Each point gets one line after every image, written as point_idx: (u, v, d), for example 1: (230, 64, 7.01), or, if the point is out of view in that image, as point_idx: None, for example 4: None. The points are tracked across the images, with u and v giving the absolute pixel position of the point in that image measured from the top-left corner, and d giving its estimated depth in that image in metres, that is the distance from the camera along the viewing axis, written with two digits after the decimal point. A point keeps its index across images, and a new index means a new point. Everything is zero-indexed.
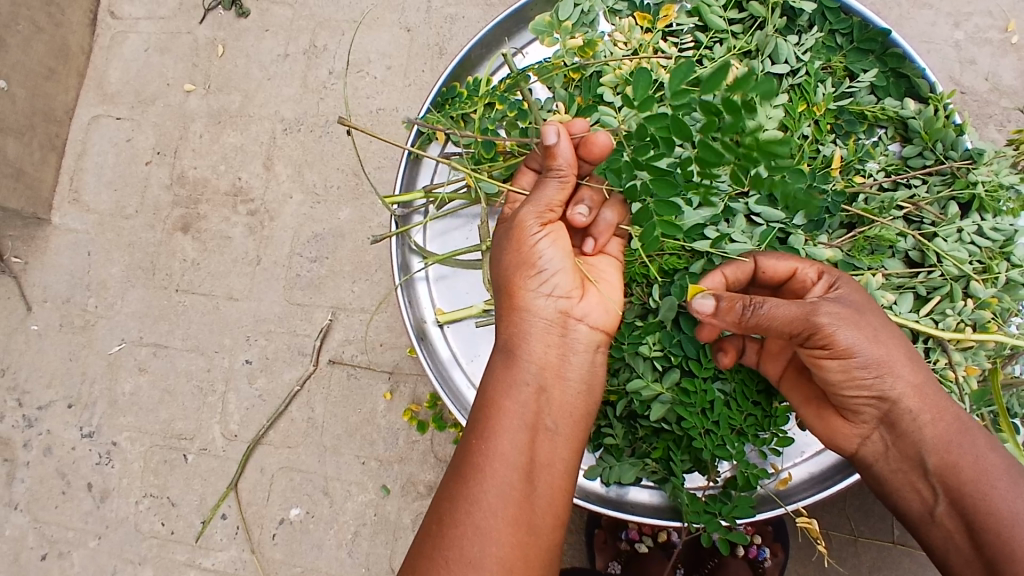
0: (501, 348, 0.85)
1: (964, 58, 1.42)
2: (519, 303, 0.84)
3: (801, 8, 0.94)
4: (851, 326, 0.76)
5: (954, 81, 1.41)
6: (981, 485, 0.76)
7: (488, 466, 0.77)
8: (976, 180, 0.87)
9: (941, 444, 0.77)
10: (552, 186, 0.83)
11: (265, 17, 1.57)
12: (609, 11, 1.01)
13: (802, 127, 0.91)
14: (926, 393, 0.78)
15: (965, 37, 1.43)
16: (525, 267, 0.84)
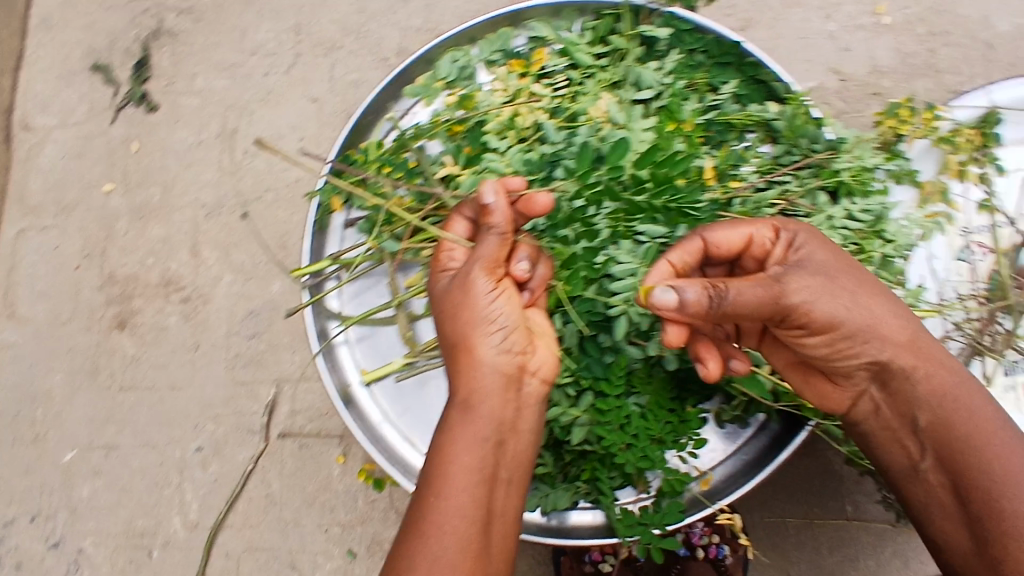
0: (456, 397, 0.85)
1: (839, 46, 1.44)
2: (474, 358, 0.84)
3: (656, 36, 0.99)
4: (830, 297, 0.77)
5: (836, 72, 1.43)
6: (976, 439, 0.75)
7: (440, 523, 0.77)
8: (839, 167, 0.93)
9: (932, 401, 0.78)
10: (493, 241, 0.84)
11: (175, 109, 1.61)
12: (485, 62, 1.06)
13: (675, 144, 0.96)
14: (913, 351, 0.79)
15: (838, 28, 1.44)
16: (477, 322, 0.84)
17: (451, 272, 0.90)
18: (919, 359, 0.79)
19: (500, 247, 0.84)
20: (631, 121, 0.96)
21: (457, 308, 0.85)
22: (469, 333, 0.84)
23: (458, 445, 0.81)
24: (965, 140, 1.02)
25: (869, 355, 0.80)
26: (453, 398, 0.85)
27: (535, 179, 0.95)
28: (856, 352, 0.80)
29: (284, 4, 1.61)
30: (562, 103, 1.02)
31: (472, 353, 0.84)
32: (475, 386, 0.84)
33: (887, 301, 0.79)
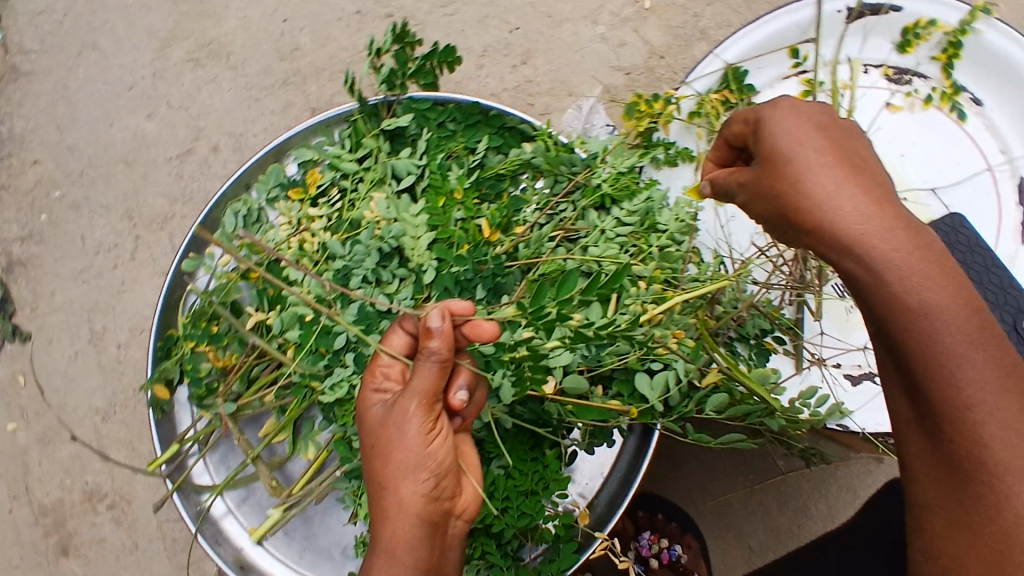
0: (381, 535, 0.80)
1: (614, 44, 1.49)
2: (401, 501, 0.79)
3: (400, 125, 1.04)
4: (758, 194, 0.79)
5: (618, 68, 1.48)
6: (914, 306, 0.65)
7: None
8: (597, 182, 0.97)
9: (866, 266, 0.68)
10: (428, 372, 0.81)
11: (46, 329, 1.66)
12: (268, 202, 1.11)
13: (451, 215, 1.01)
14: (849, 214, 0.69)
15: (606, 29, 1.50)
16: (411, 461, 0.80)
17: (385, 397, 0.85)
18: (856, 223, 0.68)
19: (436, 379, 0.81)
20: (401, 212, 1.00)
21: (388, 445, 0.81)
22: (396, 472, 0.80)
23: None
24: (709, 108, 1.03)
25: (799, 222, 0.73)
26: (378, 536, 0.80)
27: (335, 299, 1.00)
28: (785, 219, 0.75)
29: (110, 196, 1.67)
30: (341, 214, 1.06)
31: (397, 490, 0.80)
32: (402, 530, 0.78)
33: (826, 165, 0.73)
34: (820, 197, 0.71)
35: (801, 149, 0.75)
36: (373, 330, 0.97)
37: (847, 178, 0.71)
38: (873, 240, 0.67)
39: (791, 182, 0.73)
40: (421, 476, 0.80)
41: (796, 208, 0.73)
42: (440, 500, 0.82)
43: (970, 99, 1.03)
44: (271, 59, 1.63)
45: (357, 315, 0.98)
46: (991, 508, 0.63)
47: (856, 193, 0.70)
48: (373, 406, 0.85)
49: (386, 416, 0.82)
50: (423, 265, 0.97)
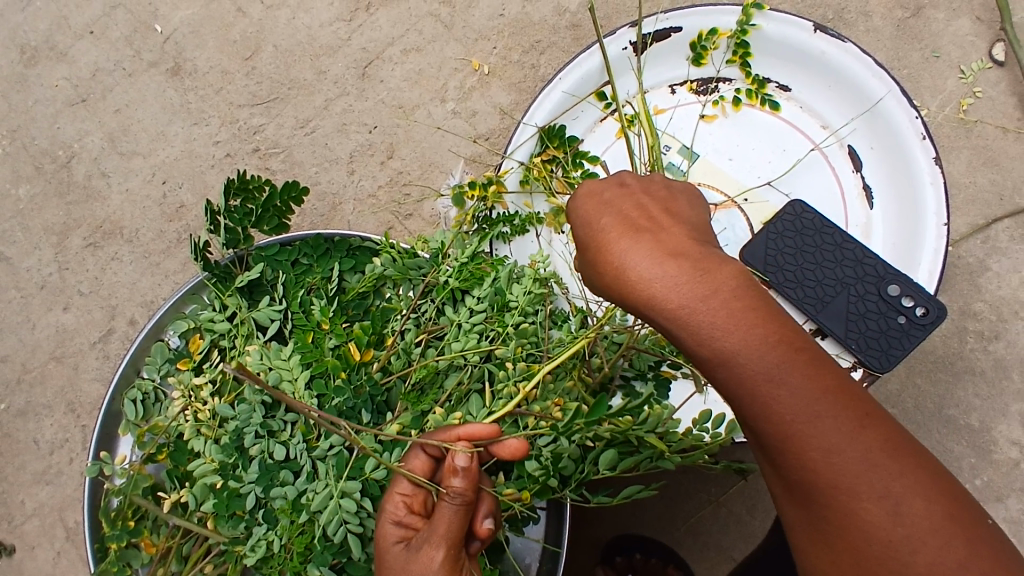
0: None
1: (466, 116, 1.56)
2: None
3: (256, 276, 1.08)
4: (588, 263, 0.84)
5: (475, 135, 1.55)
6: (722, 357, 0.71)
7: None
8: (444, 278, 1.01)
9: (695, 339, 0.72)
10: (452, 511, 0.81)
11: (23, 538, 1.69)
12: (160, 380, 1.14)
13: (322, 348, 1.04)
14: (654, 278, 0.74)
15: (456, 102, 1.57)
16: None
17: (402, 540, 0.83)
18: (660, 290, 0.74)
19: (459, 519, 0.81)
20: (274, 358, 1.03)
21: None
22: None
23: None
24: (536, 172, 1.08)
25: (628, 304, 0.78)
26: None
27: (237, 461, 1.02)
28: (609, 293, 0.81)
29: (49, 394, 1.71)
30: (225, 374, 1.08)
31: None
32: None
33: (630, 238, 0.79)
34: (629, 269, 0.77)
35: (608, 230, 0.82)
36: (275, 482, 0.99)
37: (651, 245, 0.77)
38: (674, 297, 0.73)
39: (607, 258, 0.80)
40: None
41: (615, 283, 0.79)
42: None
43: (775, 87, 1.15)
44: (161, 223, 1.70)
45: (258, 471, 0.99)
46: (843, 536, 0.69)
47: (657, 259, 0.75)
48: (391, 545, 0.83)
49: (407, 559, 0.80)
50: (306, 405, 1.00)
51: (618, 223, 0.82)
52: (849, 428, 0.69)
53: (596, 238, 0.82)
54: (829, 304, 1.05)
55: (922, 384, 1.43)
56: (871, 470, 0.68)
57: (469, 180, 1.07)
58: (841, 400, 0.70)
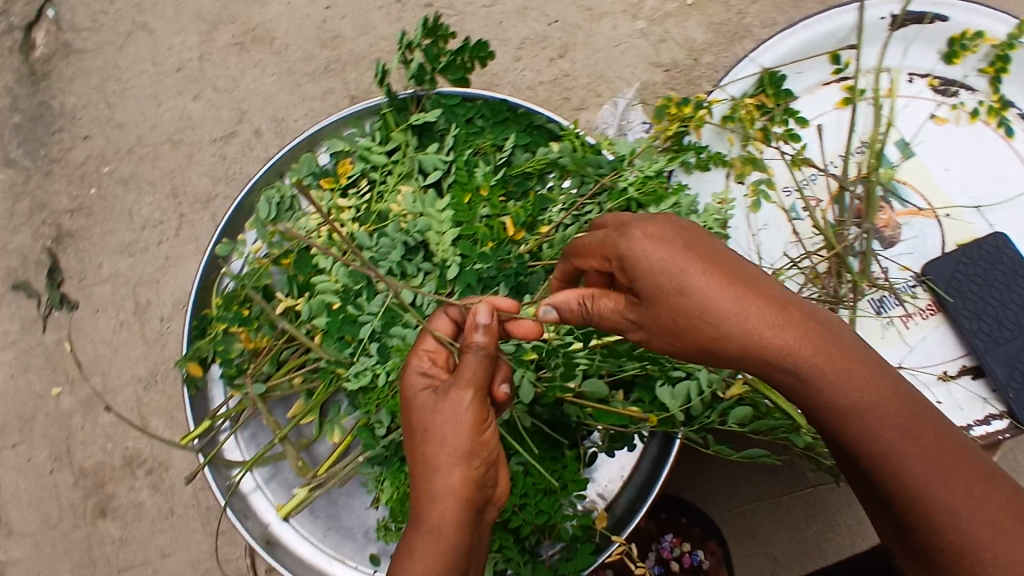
0: (423, 519, 0.79)
1: (653, 40, 1.49)
2: (451, 487, 0.79)
3: (430, 120, 1.05)
4: (653, 317, 0.76)
5: (655, 63, 1.48)
6: (845, 415, 0.68)
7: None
8: (624, 185, 0.96)
9: (809, 390, 0.69)
10: (474, 360, 0.83)
11: (92, 300, 1.73)
12: (300, 190, 1.13)
13: (475, 212, 1.01)
14: (761, 330, 0.70)
15: (647, 23, 1.50)
16: (461, 444, 0.81)
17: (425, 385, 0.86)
18: (772, 340, 0.69)
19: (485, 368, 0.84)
20: (427, 206, 1.01)
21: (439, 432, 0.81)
22: (446, 455, 0.80)
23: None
24: (744, 112, 1.02)
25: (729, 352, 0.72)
26: (420, 518, 0.79)
27: (361, 288, 1.02)
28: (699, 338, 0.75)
29: (157, 174, 1.73)
30: (371, 205, 1.08)
31: (440, 473, 0.80)
32: (450, 510, 0.78)
33: (711, 283, 0.72)
34: (731, 332, 0.71)
35: (683, 284, 0.73)
36: (396, 322, 1.00)
37: (748, 292, 0.71)
38: (793, 362, 0.69)
39: (698, 322, 0.73)
40: (475, 461, 0.80)
41: (714, 348, 0.73)
42: (485, 487, 0.81)
43: (1016, 114, 1.09)
44: (313, 46, 1.67)
45: (381, 306, 1.00)
46: None
47: (760, 307, 0.70)
48: (416, 393, 0.85)
49: (432, 405, 0.83)
50: (446, 260, 0.98)
51: (688, 269, 0.73)
52: (972, 487, 0.65)
53: (668, 285, 0.74)
54: (1001, 345, 1.03)
55: (1021, 458, 1.36)
56: (998, 533, 0.64)
57: (673, 98, 1.02)
58: (958, 457, 0.67)
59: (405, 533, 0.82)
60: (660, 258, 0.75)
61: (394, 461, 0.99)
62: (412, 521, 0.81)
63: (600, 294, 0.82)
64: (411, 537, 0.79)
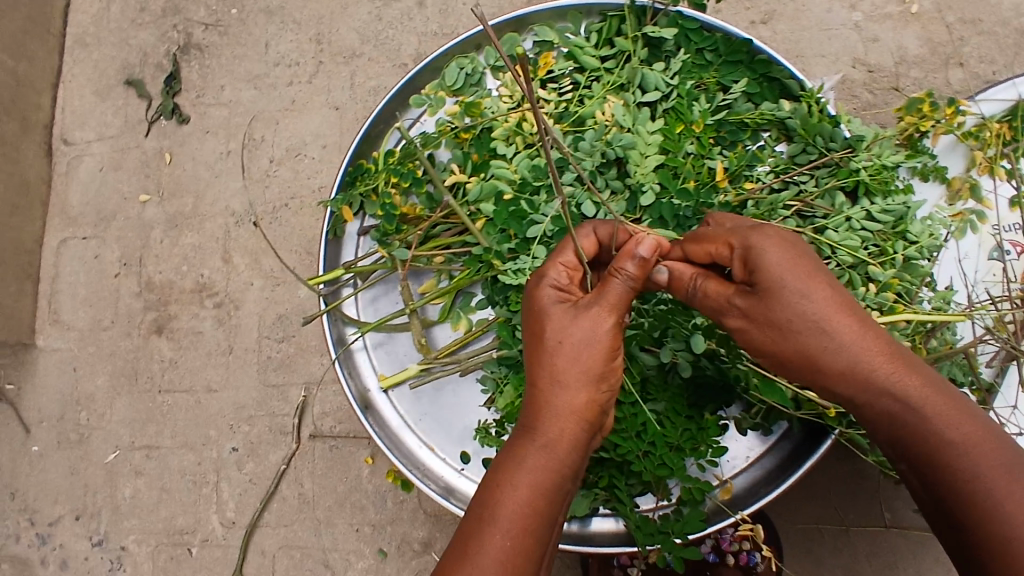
0: (541, 431, 0.78)
1: (867, 36, 1.44)
2: (574, 406, 0.78)
3: (662, 36, 0.97)
4: (766, 321, 0.78)
5: (862, 61, 1.44)
6: (950, 447, 0.72)
7: (497, 556, 0.74)
8: (857, 167, 0.91)
9: (903, 401, 0.74)
10: (623, 289, 0.77)
11: (204, 119, 1.67)
12: (492, 69, 1.05)
13: (683, 146, 0.94)
14: (858, 342, 0.75)
15: (863, 17, 1.45)
16: (592, 369, 0.78)
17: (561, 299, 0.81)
18: (869, 351, 0.75)
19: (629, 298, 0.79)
20: (638, 124, 0.94)
21: (574, 353, 0.78)
22: (576, 375, 0.78)
23: (529, 486, 0.77)
24: (989, 134, 0.97)
25: (827, 362, 0.76)
26: (537, 431, 0.78)
27: (541, 187, 0.96)
28: (796, 346, 0.77)
29: (305, 15, 1.66)
30: (568, 107, 0.99)
31: (566, 391, 0.78)
32: (570, 430, 0.78)
33: (818, 294, 0.77)
34: (849, 350, 0.76)
35: (804, 294, 0.76)
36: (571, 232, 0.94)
37: (844, 309, 0.77)
38: (901, 388, 0.74)
39: (820, 336, 0.76)
40: (602, 386, 0.79)
41: (828, 365, 0.76)
42: (604, 411, 0.81)
43: None
44: None
45: (559, 211, 0.94)
46: None
47: (854, 323, 0.76)
48: (551, 305, 0.80)
49: (568, 323, 0.78)
50: (643, 185, 0.91)
51: (812, 279, 0.76)
52: None
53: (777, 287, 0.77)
54: None
55: None
56: None
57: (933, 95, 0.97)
58: None
59: (512, 437, 0.82)
60: (785, 262, 0.77)
61: (523, 368, 0.94)
62: (526, 430, 0.80)
63: (710, 276, 0.82)
64: (522, 445, 0.79)
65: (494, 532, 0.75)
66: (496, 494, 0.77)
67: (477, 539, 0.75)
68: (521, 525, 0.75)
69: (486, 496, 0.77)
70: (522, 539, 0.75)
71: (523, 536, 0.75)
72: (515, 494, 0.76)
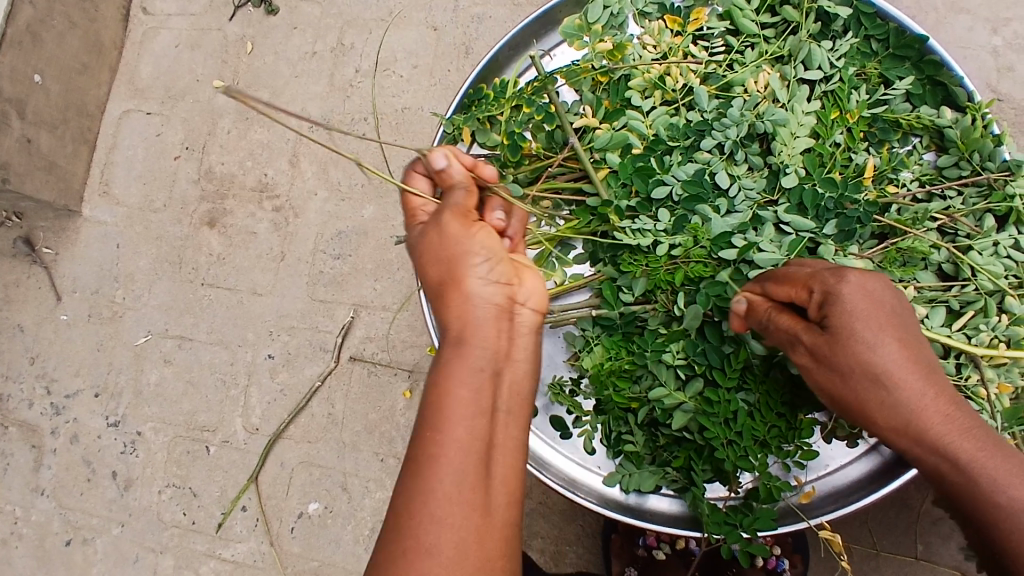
0: (449, 329, 0.69)
1: (1001, 66, 1.41)
2: (461, 290, 0.69)
3: (836, 14, 0.91)
4: (825, 362, 0.72)
5: (991, 89, 1.41)
6: (1001, 511, 0.66)
7: (436, 450, 0.62)
8: (1014, 193, 0.85)
9: (959, 466, 0.68)
10: (461, 194, 0.75)
11: (294, 15, 1.59)
12: (638, 13, 0.96)
13: (834, 134, 0.89)
14: (915, 397, 0.69)
15: (1003, 44, 1.42)
16: (456, 247, 0.71)
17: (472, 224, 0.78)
18: (927, 408, 0.69)
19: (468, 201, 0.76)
20: (793, 102, 0.89)
21: (439, 251, 0.72)
22: (462, 258, 0.71)
23: (454, 373, 0.65)
24: None
25: (881, 417, 0.71)
26: (448, 328, 0.69)
27: (677, 147, 0.90)
28: (852, 396, 0.71)
29: None
30: (718, 70, 0.93)
31: (468, 275, 0.70)
32: (471, 306, 0.69)
33: (883, 340, 0.69)
34: (907, 403, 0.69)
35: (870, 341, 0.69)
36: (702, 201, 0.87)
37: (909, 361, 0.70)
38: (955, 448, 0.68)
39: (876, 387, 0.70)
40: (478, 263, 0.70)
41: (881, 415, 0.70)
42: (506, 292, 0.71)
43: None
44: None
45: (692, 176, 0.88)
46: None
47: (914, 377, 0.69)
48: (438, 225, 0.77)
49: (438, 235, 0.73)
50: (788, 167, 0.87)
51: (881, 326, 0.69)
52: None
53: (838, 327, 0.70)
54: None
55: None
56: None
57: None
58: None
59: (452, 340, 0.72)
60: (857, 304, 0.70)
61: (621, 331, 0.91)
62: (445, 324, 0.70)
63: (782, 310, 0.76)
64: (444, 339, 0.69)
65: (431, 430, 0.63)
66: (425, 390, 0.66)
67: (418, 441, 0.64)
68: (449, 410, 0.64)
69: (423, 398, 0.67)
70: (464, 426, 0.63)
71: (461, 420, 0.64)
72: (440, 384, 0.65)
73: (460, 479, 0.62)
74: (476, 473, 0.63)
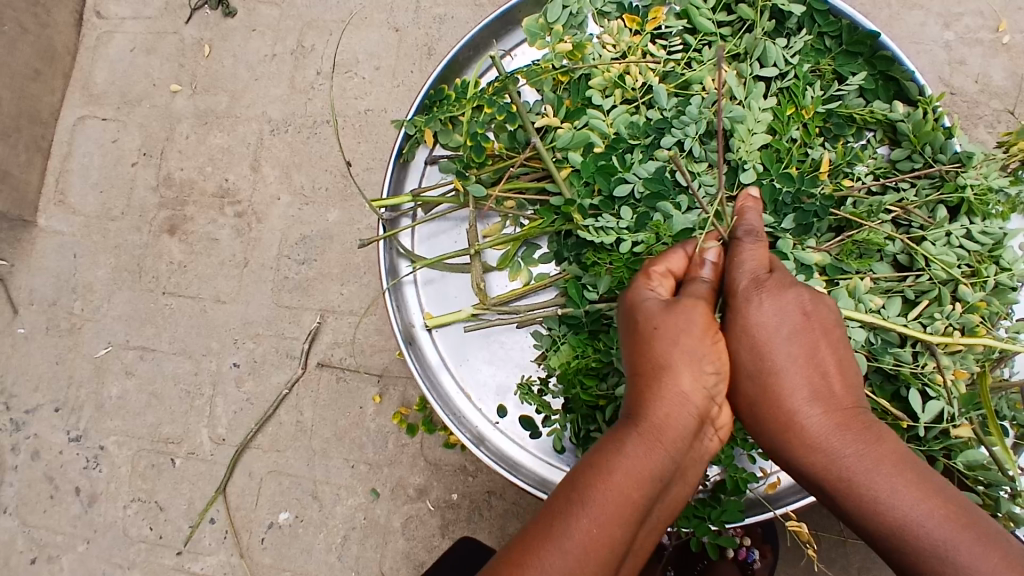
0: (644, 415, 0.70)
1: (953, 59, 1.45)
2: (669, 389, 0.71)
3: (790, 11, 0.92)
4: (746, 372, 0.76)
5: (944, 82, 1.44)
6: (906, 520, 0.70)
7: (580, 538, 0.66)
8: (965, 184, 0.87)
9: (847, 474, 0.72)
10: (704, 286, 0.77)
11: (253, 17, 1.56)
12: (598, 12, 0.96)
13: (791, 130, 0.90)
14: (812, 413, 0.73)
15: (954, 38, 1.46)
16: (688, 356, 0.72)
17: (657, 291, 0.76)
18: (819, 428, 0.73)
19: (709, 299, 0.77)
20: (751, 99, 0.90)
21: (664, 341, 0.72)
22: (689, 361, 0.72)
23: (629, 468, 0.68)
24: None
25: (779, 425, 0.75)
26: (643, 415, 0.70)
27: (638, 145, 0.90)
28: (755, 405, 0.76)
29: None
30: (676, 67, 0.94)
31: (682, 376, 0.71)
32: (678, 417, 0.70)
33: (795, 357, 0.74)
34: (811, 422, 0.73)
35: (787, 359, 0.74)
36: (662, 198, 0.86)
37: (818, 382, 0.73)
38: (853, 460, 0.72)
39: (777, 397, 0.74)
40: (707, 370, 0.73)
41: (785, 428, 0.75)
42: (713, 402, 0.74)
43: None
44: None
45: (653, 174, 0.87)
46: None
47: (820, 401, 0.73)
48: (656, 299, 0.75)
49: (673, 311, 0.73)
50: (746, 164, 0.87)
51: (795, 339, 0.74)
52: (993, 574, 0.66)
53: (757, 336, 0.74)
54: None
55: None
56: None
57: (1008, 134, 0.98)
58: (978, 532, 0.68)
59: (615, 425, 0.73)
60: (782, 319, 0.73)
61: (585, 331, 0.90)
62: (630, 417, 0.71)
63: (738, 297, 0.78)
64: (628, 432, 0.70)
65: (581, 515, 0.67)
66: (593, 478, 0.69)
67: (558, 520, 0.67)
68: (610, 512, 0.67)
69: (580, 484, 0.69)
70: (615, 529, 0.67)
71: (616, 523, 0.66)
72: (613, 472, 0.68)
73: (586, 557, 0.65)
74: (603, 568, 0.66)
